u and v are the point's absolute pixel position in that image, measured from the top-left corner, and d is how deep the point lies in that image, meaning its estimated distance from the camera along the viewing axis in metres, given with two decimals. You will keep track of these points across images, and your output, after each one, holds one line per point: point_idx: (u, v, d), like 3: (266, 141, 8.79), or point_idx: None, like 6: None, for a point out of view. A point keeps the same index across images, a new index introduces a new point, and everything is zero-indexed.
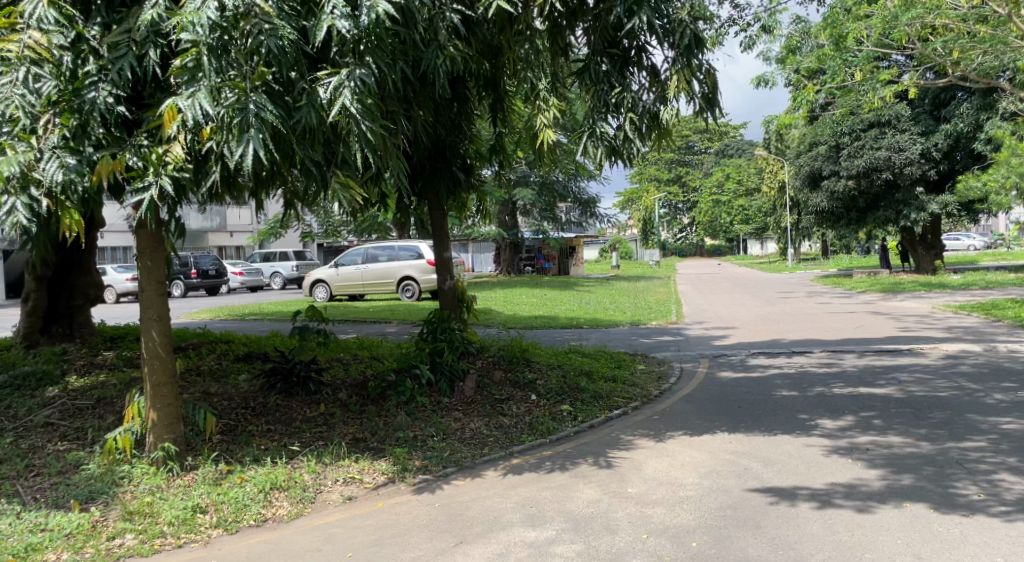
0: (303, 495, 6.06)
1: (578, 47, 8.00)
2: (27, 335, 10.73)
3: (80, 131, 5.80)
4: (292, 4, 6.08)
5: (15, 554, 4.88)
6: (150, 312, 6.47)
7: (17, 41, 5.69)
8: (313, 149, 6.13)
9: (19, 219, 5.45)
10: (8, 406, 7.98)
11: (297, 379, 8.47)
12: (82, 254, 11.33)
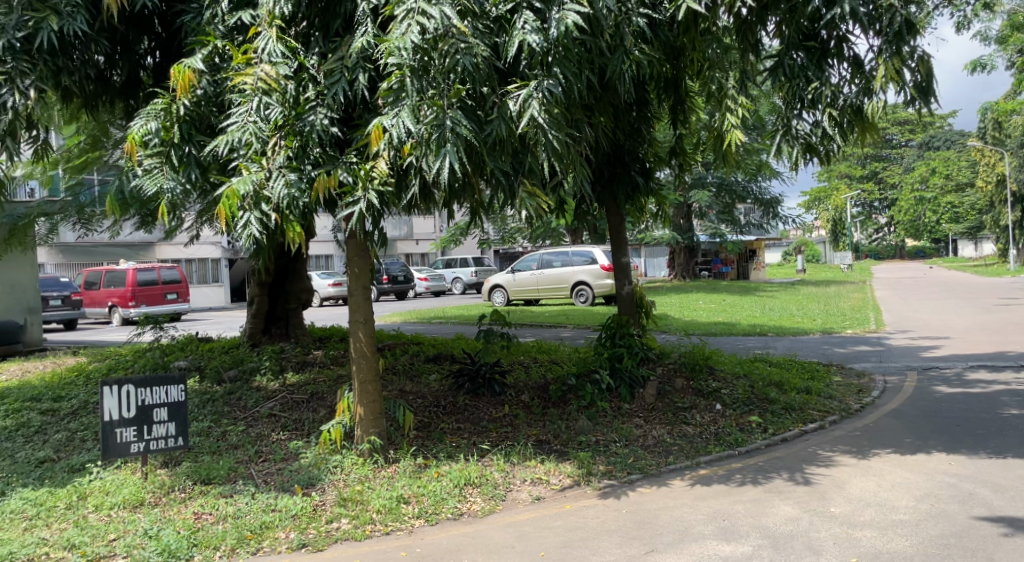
0: (494, 493, 6.32)
1: (769, 41, 7.60)
2: (251, 335, 11.98)
3: (301, 151, 6.40)
4: (485, 22, 6.35)
5: (252, 531, 5.47)
6: (358, 315, 7.01)
7: (253, 75, 6.38)
8: (501, 159, 6.32)
9: (253, 232, 6.11)
10: (239, 398, 8.94)
11: (483, 380, 8.77)
12: (297, 261, 12.41)
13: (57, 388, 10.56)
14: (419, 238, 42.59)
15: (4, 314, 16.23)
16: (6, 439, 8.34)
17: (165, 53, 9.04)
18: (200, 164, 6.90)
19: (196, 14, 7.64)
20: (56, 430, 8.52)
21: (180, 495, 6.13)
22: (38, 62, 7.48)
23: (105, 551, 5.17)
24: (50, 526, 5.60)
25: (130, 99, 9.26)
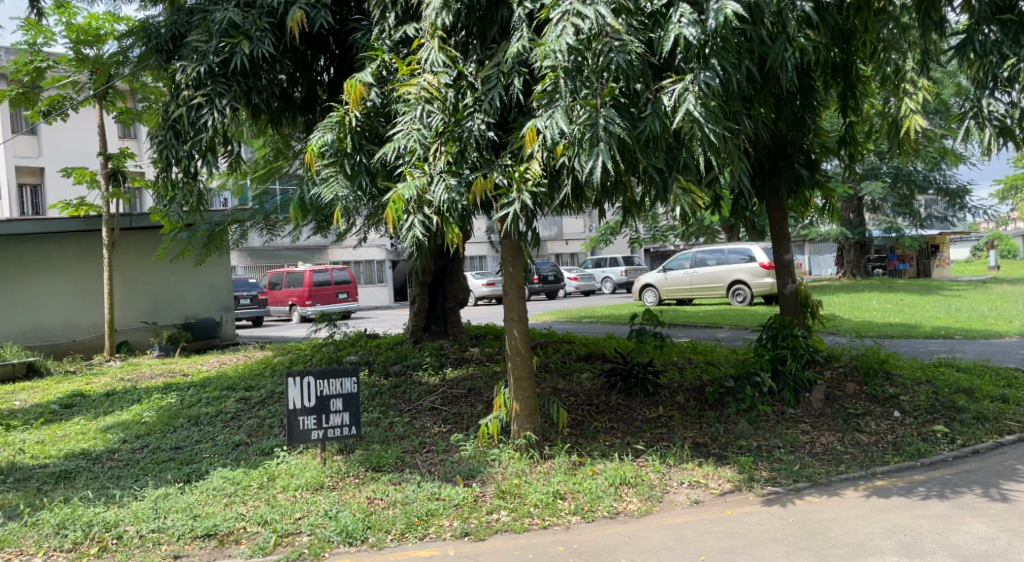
0: (650, 494, 6.32)
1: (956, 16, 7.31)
2: (414, 332, 12.55)
3: (460, 156, 6.61)
4: (639, 19, 6.31)
5: (419, 517, 5.77)
6: (512, 313, 7.22)
7: (416, 85, 6.77)
8: (654, 156, 6.29)
9: (417, 235, 6.44)
10: (403, 391, 9.43)
11: (636, 379, 8.74)
12: (454, 262, 12.93)
13: (247, 379, 11.57)
14: (570, 238, 42.87)
15: (203, 311, 17.85)
16: (206, 424, 9.25)
17: (339, 69, 9.69)
18: (370, 171, 7.40)
19: (366, 31, 8.18)
20: (247, 417, 9.36)
21: (354, 480, 6.56)
22: (233, 84, 8.24)
23: (292, 528, 5.63)
24: (246, 502, 6.18)
25: (308, 113, 9.99)
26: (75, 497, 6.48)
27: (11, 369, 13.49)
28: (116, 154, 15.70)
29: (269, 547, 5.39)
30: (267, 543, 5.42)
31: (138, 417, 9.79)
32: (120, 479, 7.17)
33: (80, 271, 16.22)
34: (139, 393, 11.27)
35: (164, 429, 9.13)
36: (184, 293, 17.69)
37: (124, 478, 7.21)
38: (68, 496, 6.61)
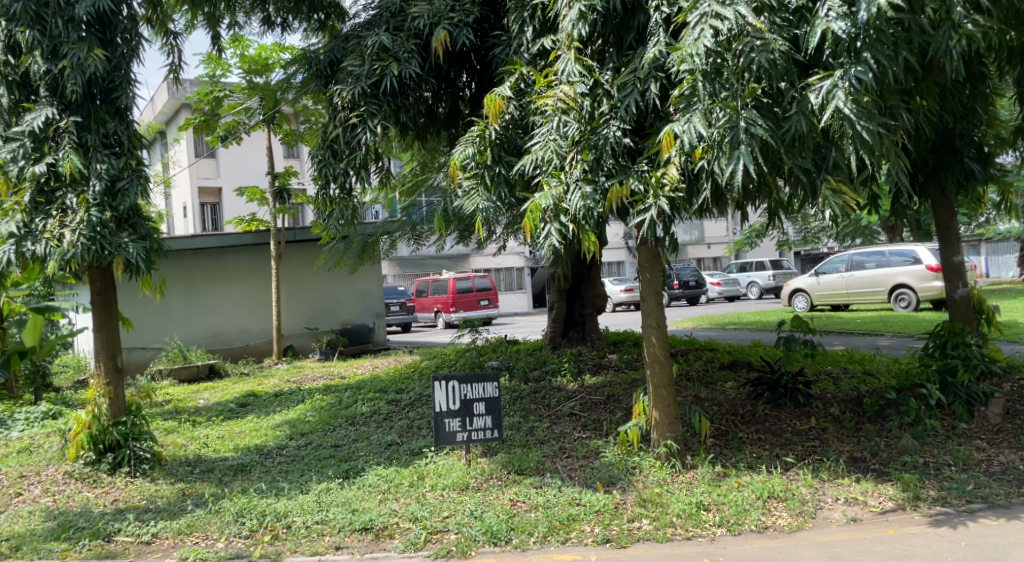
0: (802, 509, 6.11)
1: None
2: (552, 338, 12.67)
3: (596, 164, 6.67)
4: (783, 16, 6.09)
5: (561, 521, 5.87)
6: (651, 319, 7.16)
7: (553, 96, 6.84)
8: (800, 156, 6.08)
9: (554, 243, 6.58)
10: (543, 397, 9.57)
11: (785, 389, 8.47)
12: (591, 268, 13.00)
13: (398, 382, 12.13)
14: (712, 242, 41.80)
15: (357, 318, 18.92)
16: (362, 424, 9.80)
17: (479, 83, 9.99)
18: (509, 182, 7.62)
19: (506, 46, 8.39)
20: (399, 418, 9.83)
21: (498, 482, 6.75)
22: (383, 103, 8.75)
23: (440, 526, 5.87)
24: (398, 499, 6.51)
25: (452, 127, 10.40)
26: (251, 488, 7.07)
27: (194, 371, 14.81)
28: (282, 173, 16.91)
29: (419, 542, 5.65)
30: (418, 539, 5.69)
31: (302, 417, 10.50)
32: (288, 473, 7.75)
33: (251, 282, 17.59)
34: (303, 394, 12.08)
35: (325, 428, 9.76)
36: (341, 301, 18.82)
37: (292, 472, 7.78)
38: (245, 487, 7.21)
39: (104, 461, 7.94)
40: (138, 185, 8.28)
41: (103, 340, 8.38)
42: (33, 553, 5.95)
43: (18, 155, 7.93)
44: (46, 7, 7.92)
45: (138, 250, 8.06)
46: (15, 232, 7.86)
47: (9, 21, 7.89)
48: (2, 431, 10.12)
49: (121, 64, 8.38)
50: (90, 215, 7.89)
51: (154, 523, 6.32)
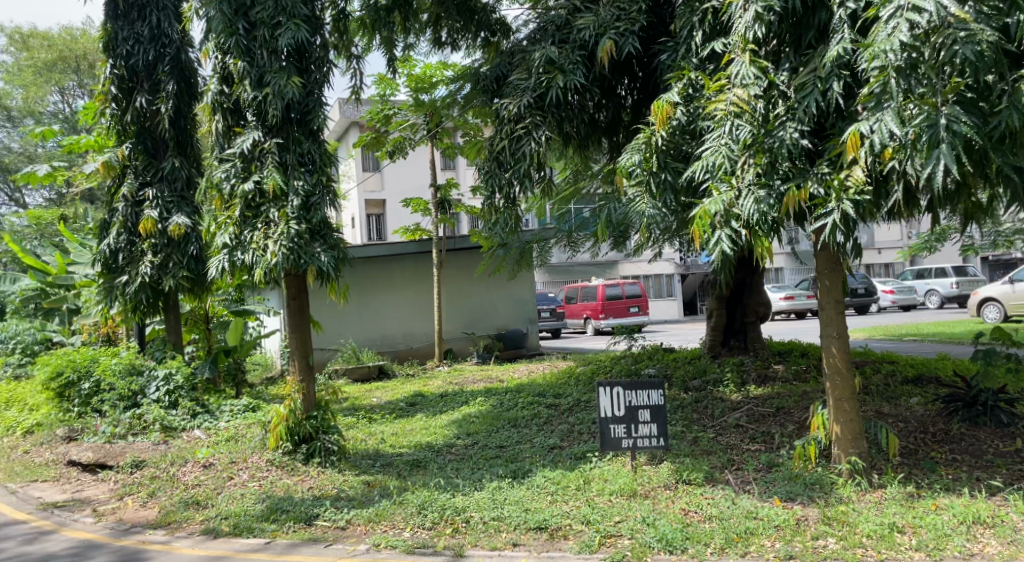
0: (1014, 537, 5.58)
1: None
2: (712, 347, 12.39)
3: (769, 168, 6.46)
4: (991, 4, 5.66)
5: (738, 534, 5.71)
6: (830, 330, 6.85)
7: (725, 100, 6.66)
8: (1011, 154, 5.72)
9: (725, 249, 6.44)
10: (707, 406, 9.36)
11: (984, 408, 7.83)
12: (754, 274, 12.53)
13: (557, 387, 12.26)
14: (882, 247, 39.23)
15: (511, 322, 19.29)
16: (523, 426, 9.98)
17: (642, 91, 9.96)
18: (675, 189, 7.57)
19: (672, 52, 8.23)
20: (559, 422, 9.93)
21: (667, 492, 6.67)
22: (547, 115, 8.91)
23: (614, 530, 5.89)
24: (567, 501, 6.60)
25: (613, 135, 10.39)
26: (431, 483, 7.51)
27: (366, 371, 15.65)
28: (444, 184, 17.53)
29: (595, 545, 5.68)
30: (593, 542, 5.72)
31: (468, 417, 10.87)
32: (459, 471, 8.07)
33: (414, 287, 18.33)
34: (465, 396, 12.46)
35: (488, 429, 10.02)
36: (496, 306, 19.25)
37: (463, 470, 8.09)
38: (424, 481, 7.70)
39: (299, 452, 8.75)
40: (330, 201, 9.10)
41: (297, 341, 9.10)
42: (248, 532, 6.70)
43: (231, 175, 8.89)
44: (255, 42, 8.88)
45: (329, 258, 8.84)
46: (227, 242, 8.81)
47: (224, 54, 8.94)
48: (211, 421, 11.30)
49: (314, 90, 9.15)
50: (289, 227, 8.67)
51: (347, 511, 6.88)
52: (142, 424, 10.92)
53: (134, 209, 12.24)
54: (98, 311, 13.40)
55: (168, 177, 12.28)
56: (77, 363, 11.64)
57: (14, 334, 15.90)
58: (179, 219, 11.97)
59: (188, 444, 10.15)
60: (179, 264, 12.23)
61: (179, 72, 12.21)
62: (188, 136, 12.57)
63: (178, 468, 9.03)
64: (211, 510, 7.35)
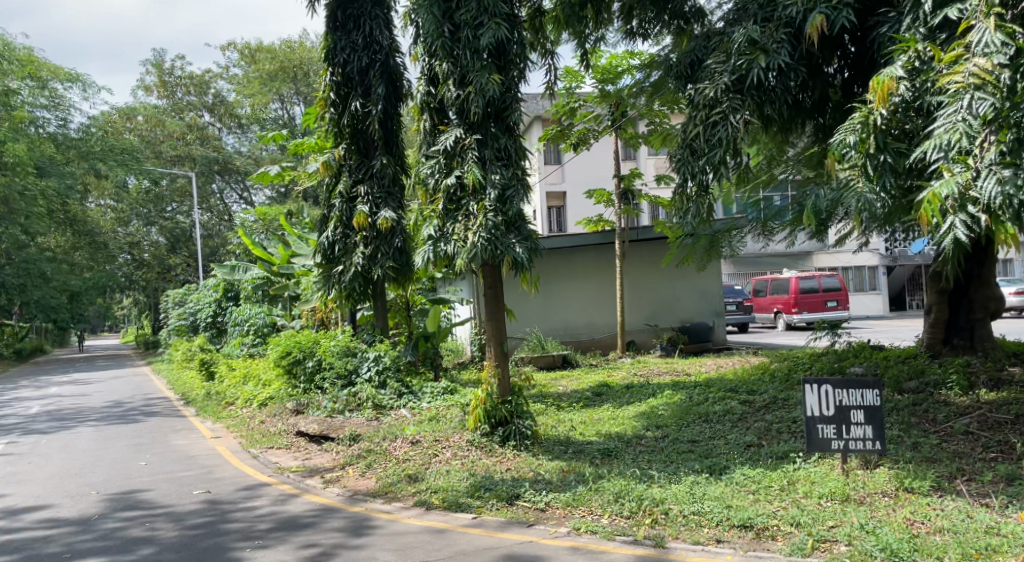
0: None
1: None
2: (931, 345, 11.37)
3: (1017, 145, 5.78)
4: None
5: (978, 550, 5.15)
6: None
7: (963, 71, 6.06)
8: None
9: (958, 236, 5.83)
10: (927, 410, 8.58)
11: None
12: (983, 265, 11.37)
13: (750, 382, 11.75)
14: None
15: (698, 315, 18.78)
16: (716, 422, 9.65)
17: (853, 68, 9.33)
18: (894, 171, 6.94)
19: (895, 23, 7.69)
20: (755, 420, 9.49)
21: (885, 499, 6.18)
22: (747, 98, 8.46)
23: (829, 534, 5.56)
24: (772, 502, 6.31)
25: (816, 115, 9.74)
26: (629, 471, 7.55)
27: (551, 359, 15.81)
28: (628, 175, 17.12)
29: (807, 549, 5.41)
30: (805, 545, 5.44)
31: (658, 409, 10.68)
32: (652, 463, 7.93)
33: (599, 276, 18.29)
34: (654, 388, 12.27)
35: (679, 423, 9.78)
36: (680, 297, 18.80)
37: (657, 462, 7.94)
38: (620, 470, 7.72)
39: (496, 434, 9.02)
40: (524, 194, 9.25)
41: (492, 328, 9.33)
42: (456, 506, 7.18)
43: (435, 170, 9.34)
44: (459, 43, 9.16)
45: (523, 249, 9.06)
46: (433, 235, 9.27)
47: (432, 57, 9.32)
48: (415, 401, 11.90)
49: (512, 87, 9.31)
50: (487, 219, 8.98)
51: (546, 493, 7.23)
52: (357, 402, 11.78)
53: (348, 206, 13.20)
54: (315, 297, 14.54)
55: (378, 174, 13.03)
56: (303, 344, 12.90)
57: (248, 318, 17.69)
58: (386, 213, 12.70)
59: (396, 421, 10.79)
60: (386, 255, 13.02)
61: (388, 76, 12.93)
62: (394, 135, 13.34)
63: (389, 442, 9.66)
64: (422, 483, 7.89)
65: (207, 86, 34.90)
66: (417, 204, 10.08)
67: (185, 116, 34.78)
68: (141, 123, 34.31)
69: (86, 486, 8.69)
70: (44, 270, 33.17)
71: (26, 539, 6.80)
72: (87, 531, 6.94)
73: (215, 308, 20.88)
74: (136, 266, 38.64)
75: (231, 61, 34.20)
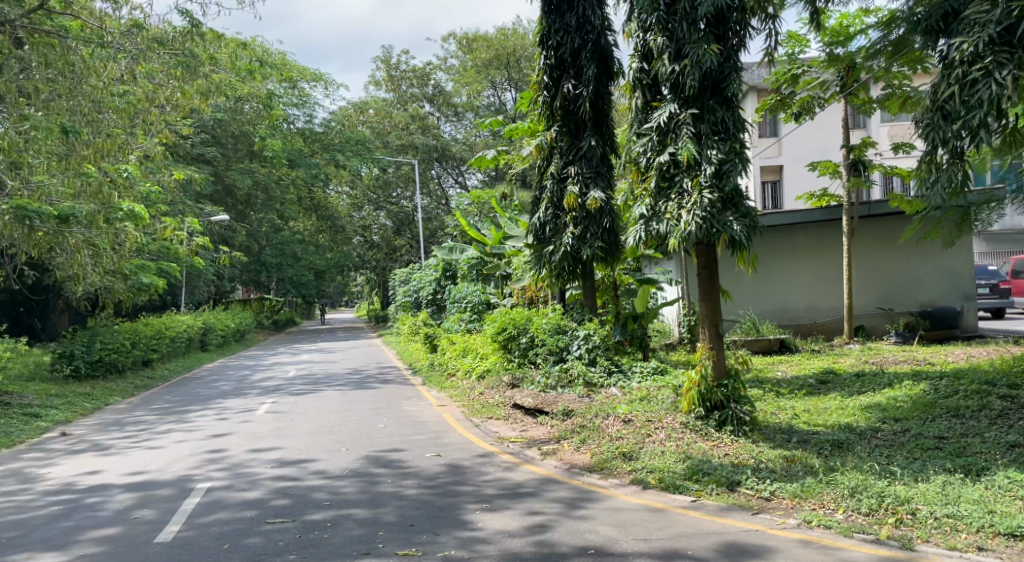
0: None
1: None
2: None
3: None
4: None
5: None
6: None
7: None
8: None
9: None
10: None
11: None
12: None
13: (1010, 375, 10.34)
14: None
15: (941, 299, 16.94)
16: (969, 418, 8.57)
17: None
18: None
19: None
20: (1019, 418, 8.32)
21: None
22: (1018, 51, 7.36)
23: None
24: None
25: None
26: (865, 465, 6.89)
27: (766, 343, 14.96)
28: (858, 145, 15.63)
29: None
30: None
31: (894, 400, 9.71)
32: (892, 458, 7.18)
33: (822, 257, 17.04)
34: (890, 377, 11.19)
35: (922, 416, 8.81)
36: (918, 280, 17.04)
37: (898, 458, 7.18)
38: (853, 463, 7.08)
39: (711, 418, 8.62)
40: (742, 168, 8.65)
41: (707, 308, 8.88)
42: (674, 488, 6.93)
43: (648, 149, 9.06)
44: (675, 16, 8.81)
45: (740, 228, 8.53)
46: (644, 214, 9.07)
47: (645, 32, 9.12)
48: (625, 380, 11.72)
49: (732, 57, 8.76)
50: (702, 197, 8.55)
51: (770, 482, 6.78)
52: (568, 378, 11.86)
53: (559, 185, 13.23)
54: (526, 276, 14.76)
55: (587, 154, 12.91)
56: (517, 321, 13.18)
57: (465, 295, 18.42)
58: (595, 194, 12.51)
59: (608, 400, 10.69)
60: (595, 235, 12.87)
61: (600, 57, 12.74)
62: (605, 115, 13.13)
63: (602, 419, 9.57)
64: (638, 462, 7.72)
65: (428, 78, 36.65)
66: (628, 183, 9.86)
67: (409, 107, 36.89)
68: (372, 115, 36.87)
69: (337, 443, 9.48)
70: (297, 251, 37.29)
71: (291, 486, 7.52)
72: (340, 483, 7.54)
73: (434, 287, 21.96)
74: (368, 247, 41.78)
75: (450, 52, 35.73)
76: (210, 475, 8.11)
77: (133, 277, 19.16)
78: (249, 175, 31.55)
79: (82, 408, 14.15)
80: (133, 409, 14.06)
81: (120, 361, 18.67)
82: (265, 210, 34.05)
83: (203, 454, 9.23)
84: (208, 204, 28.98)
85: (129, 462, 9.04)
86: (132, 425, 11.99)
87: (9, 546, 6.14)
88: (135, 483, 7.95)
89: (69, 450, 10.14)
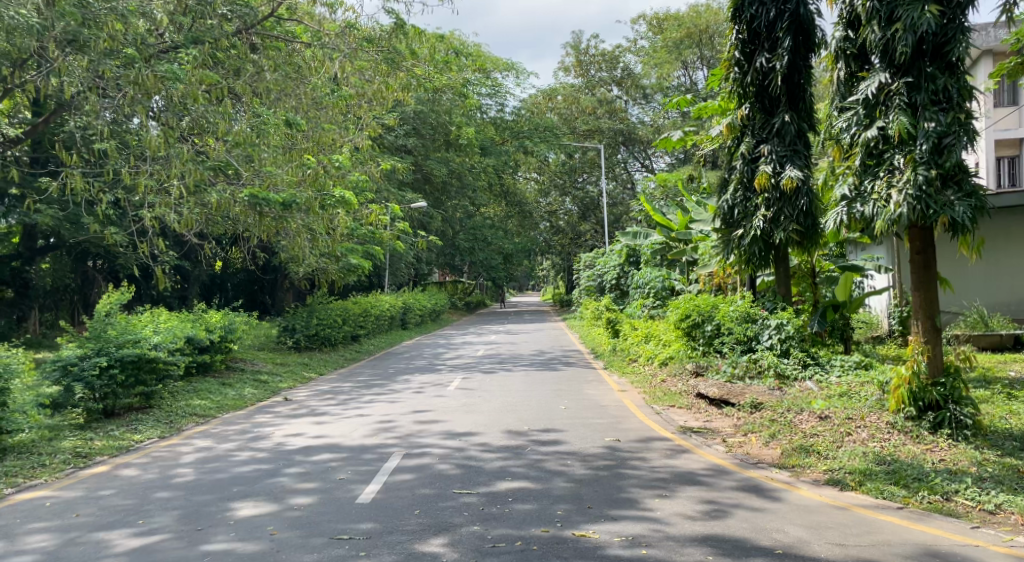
0: None
1: None
2: None
3: None
4: None
5: None
6: None
7: None
8: None
9: None
10: None
11: None
12: None
13: None
14: None
15: None
16: None
17: None
18: None
19: None
20: None
21: None
22: None
23: None
24: None
25: None
26: None
27: (996, 339, 13.31)
28: None
29: None
30: None
31: None
32: None
33: None
34: None
35: None
36: None
37: None
38: None
39: (925, 420, 7.66)
40: (968, 141, 7.57)
41: (920, 299, 7.89)
42: (877, 492, 6.19)
43: (852, 123, 8.14)
44: None
45: (964, 208, 7.45)
46: (847, 195, 8.17)
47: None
48: (822, 373, 10.77)
49: (958, 17, 7.64)
50: (916, 174, 7.57)
51: (996, 493, 5.89)
52: (758, 368, 11.17)
53: (751, 166, 12.40)
54: (713, 261, 13.99)
55: (780, 132, 12.01)
56: (702, 307, 12.57)
57: (649, 280, 17.96)
58: (791, 172, 11.55)
59: (802, 393, 9.89)
60: (790, 218, 11.88)
61: (798, 27, 11.76)
62: (801, 91, 12.22)
63: (794, 415, 8.84)
64: (834, 461, 7.02)
65: (617, 61, 36.23)
66: (828, 162, 8.99)
67: (597, 91, 36.68)
68: (560, 102, 37.04)
69: (518, 421, 9.45)
70: (488, 236, 38.31)
71: (472, 458, 7.54)
72: (517, 458, 7.48)
73: (618, 272, 21.62)
74: (555, 232, 42.10)
75: (640, 33, 35.02)
76: (402, 445, 8.32)
77: (343, 258, 20.37)
78: (446, 165, 32.67)
79: (302, 376, 15.30)
80: (340, 379, 14.95)
81: (333, 335, 19.99)
82: (460, 197, 35.21)
83: (397, 424, 9.54)
84: (408, 192, 30.33)
85: (333, 428, 9.51)
86: (339, 395, 12.70)
87: (230, 496, 6.56)
88: (335, 448, 8.31)
89: (288, 414, 10.90)
